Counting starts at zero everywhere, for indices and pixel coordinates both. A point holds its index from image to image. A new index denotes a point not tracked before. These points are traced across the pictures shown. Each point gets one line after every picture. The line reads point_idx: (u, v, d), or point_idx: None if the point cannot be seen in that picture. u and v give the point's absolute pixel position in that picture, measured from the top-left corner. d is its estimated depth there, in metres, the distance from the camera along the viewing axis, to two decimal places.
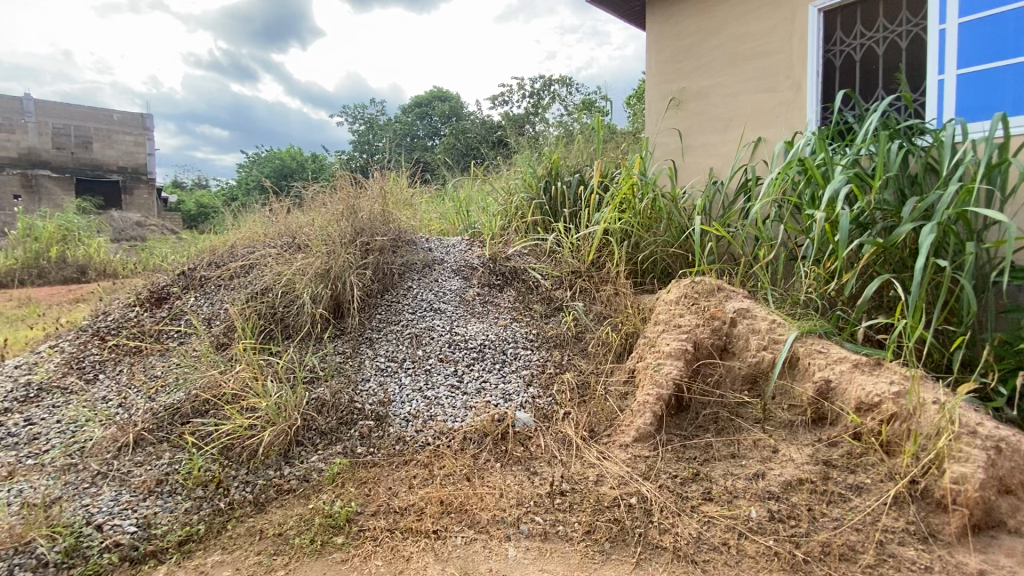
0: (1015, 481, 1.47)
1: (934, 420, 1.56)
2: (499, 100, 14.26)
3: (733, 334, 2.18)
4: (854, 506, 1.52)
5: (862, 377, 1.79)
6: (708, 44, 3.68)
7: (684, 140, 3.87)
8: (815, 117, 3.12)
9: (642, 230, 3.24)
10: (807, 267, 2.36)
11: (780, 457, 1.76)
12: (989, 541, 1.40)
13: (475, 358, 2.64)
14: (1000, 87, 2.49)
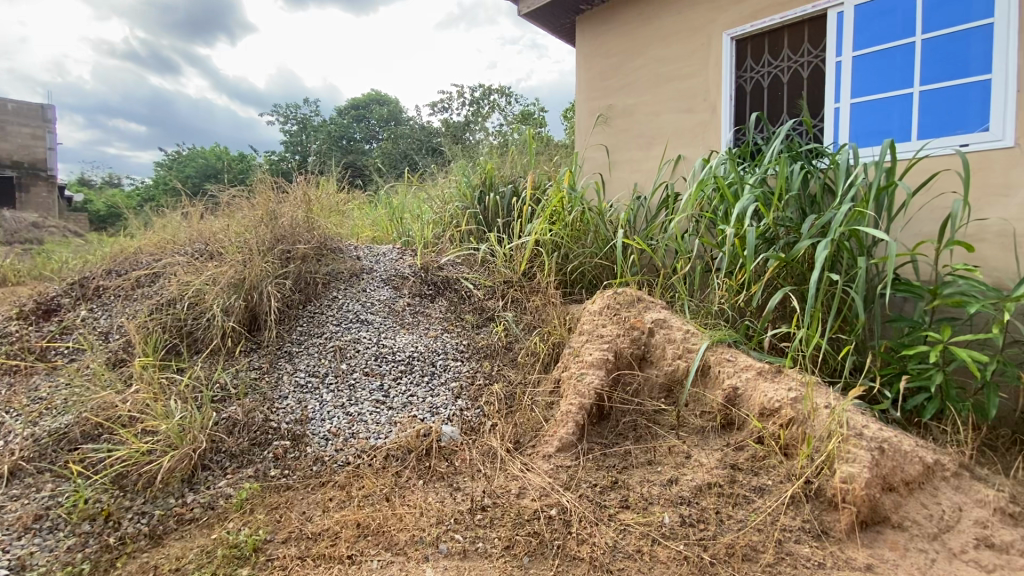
0: (898, 478, 1.59)
1: (825, 423, 1.68)
2: (439, 107, 14.17)
3: (651, 343, 2.27)
4: (757, 507, 1.61)
5: (764, 383, 1.91)
6: (634, 64, 3.84)
7: (612, 155, 4.01)
8: (729, 138, 3.33)
9: (571, 241, 3.31)
10: (720, 279, 2.51)
11: (692, 462, 1.84)
12: (874, 536, 1.52)
13: (403, 371, 2.57)
14: (886, 117, 2.76)
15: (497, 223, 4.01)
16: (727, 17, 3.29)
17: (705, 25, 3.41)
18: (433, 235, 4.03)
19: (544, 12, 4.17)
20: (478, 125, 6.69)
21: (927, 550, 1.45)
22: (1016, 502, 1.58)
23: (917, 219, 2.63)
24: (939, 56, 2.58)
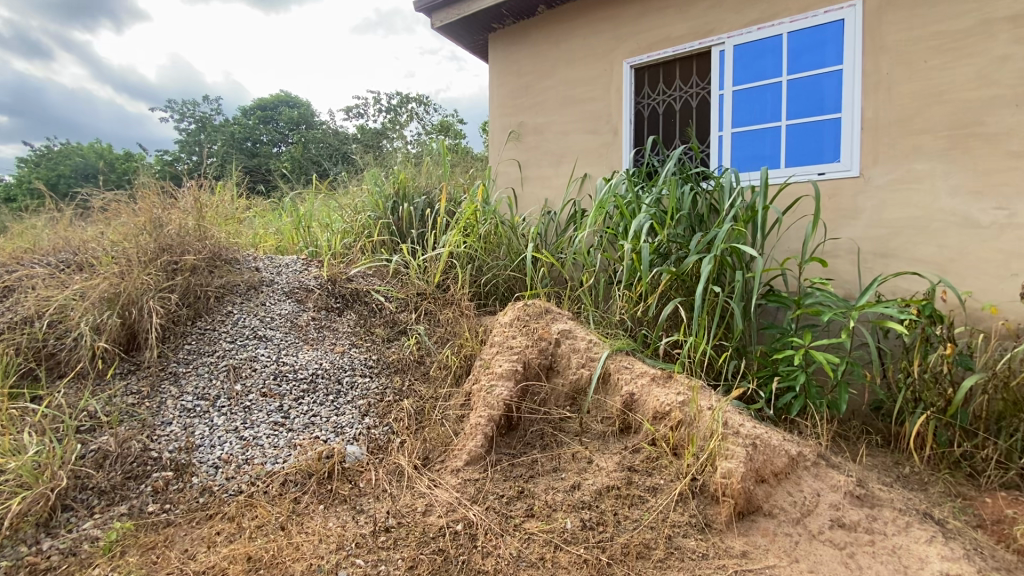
0: (769, 471, 1.77)
1: (708, 423, 1.84)
2: (353, 113, 13.72)
3: (558, 354, 2.35)
4: (650, 506, 1.72)
5: (657, 389, 2.05)
6: (543, 84, 3.99)
7: (524, 171, 4.13)
8: (630, 159, 3.57)
9: (483, 254, 3.35)
10: (621, 292, 2.68)
11: (593, 467, 1.92)
12: (750, 524, 1.68)
13: (305, 390, 2.44)
14: (761, 146, 3.10)
15: (410, 235, 3.96)
16: (627, 47, 3.53)
17: (607, 52, 3.63)
18: (342, 245, 3.88)
19: (458, 26, 4.18)
20: (394, 134, 6.58)
21: (792, 534, 1.63)
22: (861, 484, 1.82)
23: (786, 238, 2.98)
24: (801, 96, 2.95)
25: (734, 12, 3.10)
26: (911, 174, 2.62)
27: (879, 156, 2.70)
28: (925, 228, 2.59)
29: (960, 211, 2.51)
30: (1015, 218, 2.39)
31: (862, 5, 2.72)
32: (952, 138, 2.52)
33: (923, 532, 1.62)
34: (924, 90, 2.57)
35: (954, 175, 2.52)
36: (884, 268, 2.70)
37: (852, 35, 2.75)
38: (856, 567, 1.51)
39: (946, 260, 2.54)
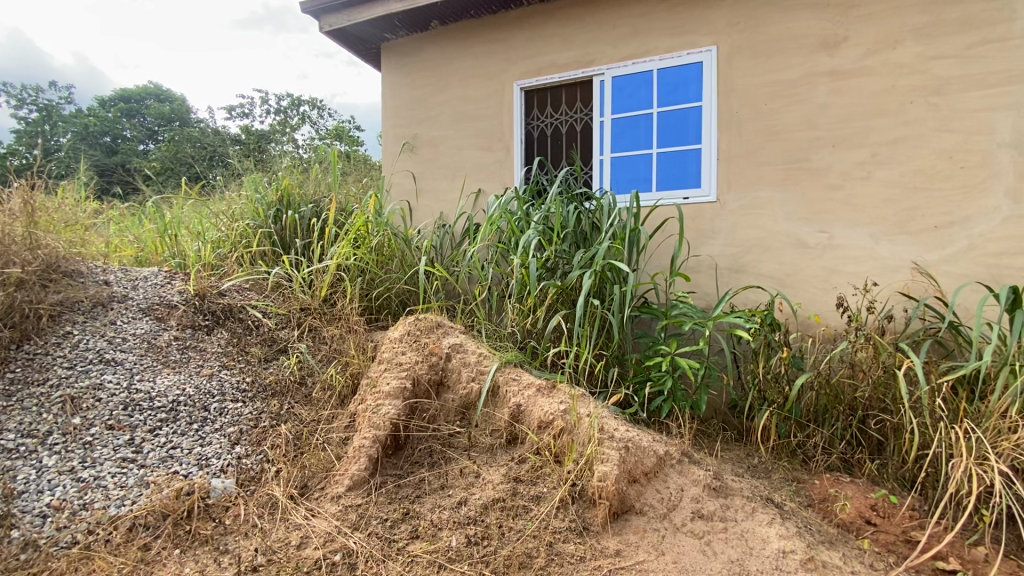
0: (640, 471, 1.91)
1: (586, 429, 1.95)
2: (236, 112, 12.60)
3: (448, 368, 2.34)
4: (533, 515, 1.77)
5: (542, 399, 2.12)
6: (436, 98, 4.01)
7: (418, 183, 4.09)
8: (520, 177, 3.70)
9: (375, 267, 3.24)
10: (512, 305, 2.76)
11: (480, 481, 1.93)
12: (624, 524, 1.79)
13: (163, 421, 2.17)
14: (636, 170, 3.37)
15: (295, 246, 3.72)
16: (517, 69, 3.67)
17: (499, 72, 3.74)
18: (215, 255, 3.53)
19: (349, 32, 4.04)
20: (280, 137, 6.15)
21: (659, 529, 1.77)
22: (718, 477, 2.03)
23: (658, 255, 3.26)
24: (669, 126, 3.26)
25: (612, 46, 3.37)
26: (757, 200, 3.01)
27: (732, 184, 3.07)
28: (768, 247, 2.99)
29: (794, 233, 2.93)
30: (834, 240, 2.85)
31: (716, 51, 3.10)
32: (787, 171, 2.95)
33: (765, 515, 1.85)
34: (766, 129, 2.99)
35: (789, 203, 2.94)
36: (738, 282, 3.06)
37: (709, 76, 3.12)
38: (711, 553, 1.69)
39: (784, 276, 2.95)
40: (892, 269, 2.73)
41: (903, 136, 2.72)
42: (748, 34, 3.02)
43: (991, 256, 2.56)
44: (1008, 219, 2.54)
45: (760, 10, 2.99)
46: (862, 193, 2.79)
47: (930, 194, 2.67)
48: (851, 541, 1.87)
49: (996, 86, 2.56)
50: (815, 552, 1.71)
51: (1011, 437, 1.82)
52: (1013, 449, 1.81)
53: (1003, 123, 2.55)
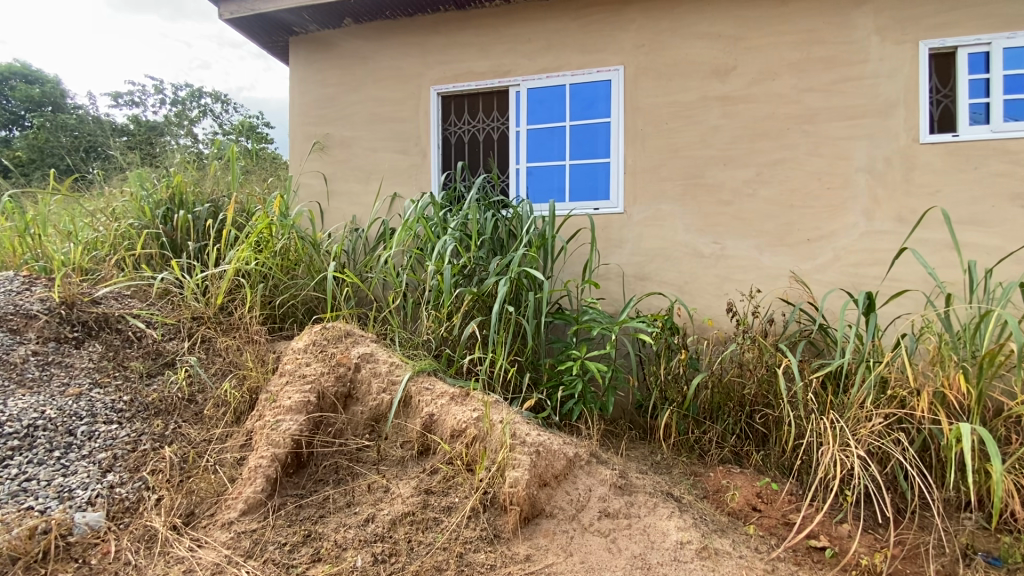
0: (550, 474, 1.94)
1: (499, 436, 1.94)
2: (123, 100, 11.27)
3: (357, 379, 2.24)
4: (444, 526, 1.76)
5: (455, 407, 2.09)
6: (349, 98, 3.86)
7: (328, 184, 3.90)
8: (436, 182, 3.66)
9: (279, 273, 3.04)
10: (428, 312, 2.72)
11: (389, 496, 1.88)
12: (534, 528, 1.82)
13: (15, 450, 1.87)
14: (549, 180, 3.46)
15: (187, 250, 3.39)
16: (434, 74, 3.64)
17: (415, 76, 3.69)
18: (90, 259, 3.14)
19: (252, 22, 3.78)
20: (172, 129, 5.58)
21: (568, 530, 1.82)
22: (623, 476, 2.12)
23: (571, 263, 3.36)
24: (582, 139, 3.40)
25: (527, 59, 3.44)
26: (660, 213, 3.21)
27: (638, 197, 3.25)
28: (670, 256, 3.19)
29: (692, 244, 3.16)
30: (726, 251, 3.11)
31: (623, 71, 3.27)
32: (686, 186, 3.17)
33: (666, 509, 1.95)
34: (667, 146, 3.20)
35: (688, 216, 3.17)
36: (643, 289, 3.24)
37: (616, 94, 3.29)
38: (616, 550, 1.76)
39: (683, 283, 3.17)
40: (774, 278, 3.03)
41: (783, 158, 3.04)
42: (652, 56, 3.22)
43: (852, 266, 2.94)
44: (864, 234, 2.93)
45: (662, 35, 3.20)
46: (749, 208, 3.08)
47: (804, 211, 3.00)
48: (740, 527, 2.03)
49: (854, 118, 2.94)
50: (709, 541, 1.85)
51: (868, 424, 2.08)
52: (868, 435, 2.07)
53: (860, 151, 2.93)
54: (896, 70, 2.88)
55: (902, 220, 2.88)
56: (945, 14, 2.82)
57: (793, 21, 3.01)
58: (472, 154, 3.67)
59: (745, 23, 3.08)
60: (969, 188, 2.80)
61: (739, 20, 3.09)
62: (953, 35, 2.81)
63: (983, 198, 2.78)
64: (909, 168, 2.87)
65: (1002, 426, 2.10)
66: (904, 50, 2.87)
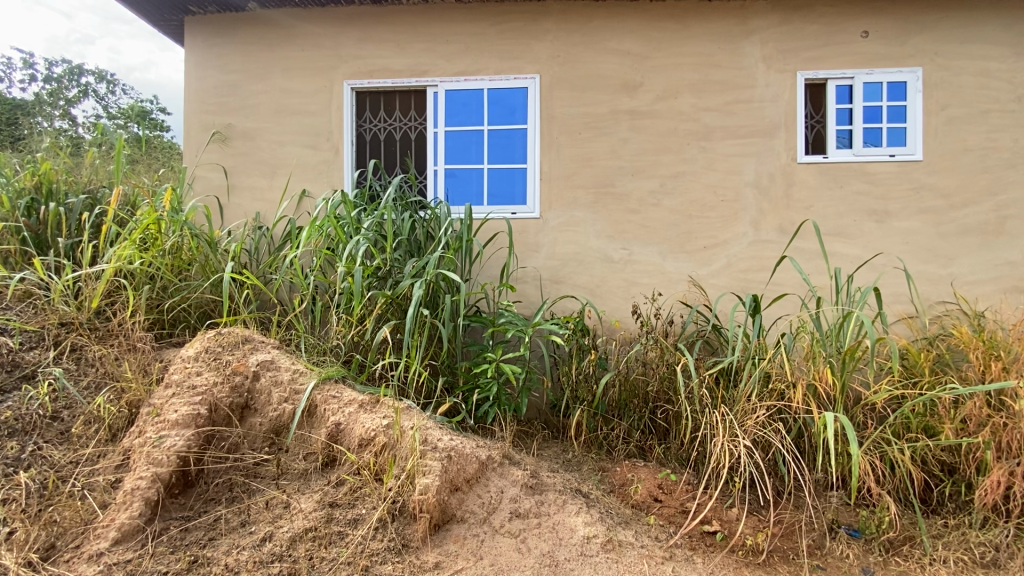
0: (461, 479, 1.93)
1: (408, 443, 1.90)
2: None
3: (256, 389, 2.09)
4: (349, 540, 1.72)
5: (364, 415, 2.01)
6: (253, 87, 3.61)
7: (229, 179, 3.62)
8: (349, 181, 3.52)
9: (169, 273, 2.76)
10: (339, 316, 2.60)
11: (290, 512, 1.80)
12: (444, 534, 1.82)
13: None
14: (467, 184, 3.46)
15: (56, 246, 2.95)
16: (347, 68, 3.51)
17: (326, 69, 3.53)
18: None
19: None
20: (41, 108, 4.91)
21: (479, 534, 1.84)
22: (534, 476, 2.15)
23: (489, 266, 3.36)
24: (500, 144, 3.43)
25: (445, 60, 3.42)
26: (573, 219, 3.32)
27: (553, 203, 3.34)
28: (582, 261, 3.31)
29: (603, 249, 3.30)
30: (633, 256, 3.28)
31: (539, 80, 3.35)
32: (597, 194, 3.31)
33: (574, 506, 2.02)
34: (580, 155, 3.32)
35: (599, 222, 3.31)
36: (557, 291, 3.33)
37: (533, 102, 3.36)
38: (525, 550, 1.82)
39: (594, 286, 3.30)
40: (675, 282, 3.25)
41: (684, 171, 3.26)
42: (566, 68, 3.33)
43: (741, 272, 3.22)
44: (752, 243, 3.22)
45: (576, 48, 3.32)
46: (653, 217, 3.27)
47: (702, 221, 3.25)
48: (642, 518, 2.15)
49: (744, 137, 3.23)
50: (613, 533, 1.95)
51: (753, 416, 2.29)
52: (754, 425, 2.27)
53: (749, 168, 3.22)
54: (779, 96, 3.21)
55: (783, 231, 3.20)
56: (817, 49, 3.18)
57: (693, 45, 3.25)
58: (387, 153, 3.58)
59: (651, 42, 3.28)
60: (836, 204, 3.18)
61: (646, 39, 3.28)
62: (824, 68, 3.18)
63: (847, 213, 3.17)
64: (789, 184, 3.20)
65: (860, 413, 2.39)
66: (785, 78, 3.20)
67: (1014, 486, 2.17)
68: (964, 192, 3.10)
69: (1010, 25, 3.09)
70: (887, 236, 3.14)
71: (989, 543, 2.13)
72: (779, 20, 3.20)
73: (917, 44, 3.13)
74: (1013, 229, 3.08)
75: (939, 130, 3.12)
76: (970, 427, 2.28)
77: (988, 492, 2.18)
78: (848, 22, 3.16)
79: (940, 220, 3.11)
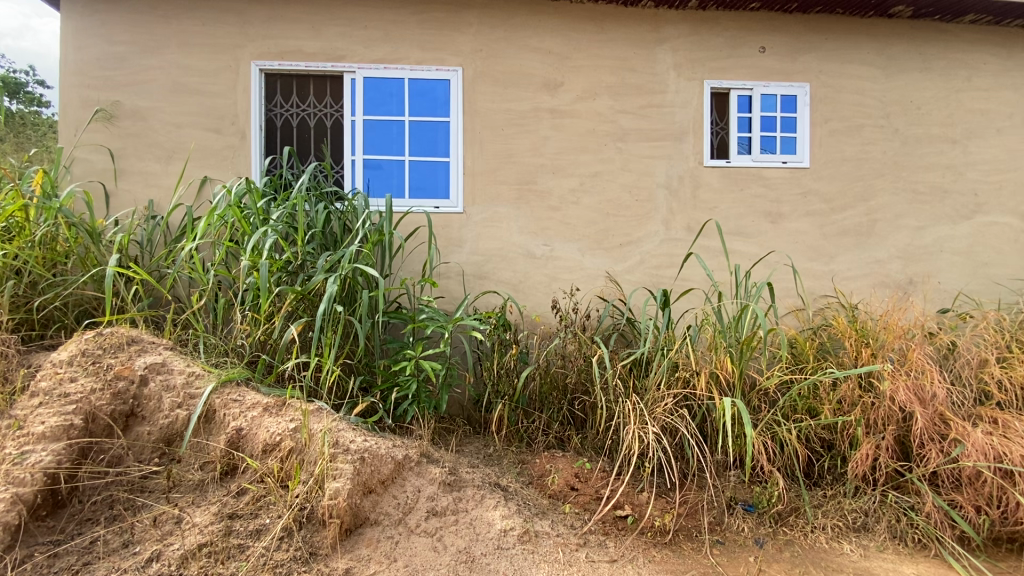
0: (375, 481, 1.88)
1: (317, 447, 1.83)
2: None
3: (143, 395, 1.92)
4: (249, 552, 1.65)
5: (268, 419, 1.90)
6: (144, 62, 3.26)
7: (115, 162, 3.25)
8: (257, 169, 3.29)
9: (39, 267, 2.44)
10: (244, 314, 2.43)
11: (182, 528, 1.69)
12: (356, 538, 1.78)
13: None
14: (387, 175, 3.35)
15: None
16: (255, 47, 3.27)
17: (231, 47, 3.27)
18: None
19: None
20: None
21: (393, 535, 1.81)
22: (453, 472, 2.12)
23: (410, 260, 3.29)
24: (421, 136, 3.35)
25: (363, 46, 3.28)
26: (496, 215, 3.33)
27: (475, 198, 3.32)
28: (505, 256, 3.33)
29: (525, 245, 3.34)
30: (554, 252, 3.35)
31: (461, 73, 3.32)
32: (519, 190, 3.34)
33: (492, 499, 2.03)
34: (503, 151, 3.33)
35: (521, 218, 3.34)
36: (480, 287, 3.33)
37: (455, 95, 3.32)
38: (441, 548, 1.81)
39: (517, 282, 3.33)
40: (592, 277, 3.37)
41: (601, 170, 3.38)
42: (489, 62, 3.32)
43: (654, 267, 3.40)
44: (663, 241, 3.40)
45: (498, 43, 3.32)
46: (573, 213, 3.36)
47: (618, 219, 3.38)
48: (558, 508, 2.22)
49: (657, 140, 3.40)
50: (530, 524, 1.99)
51: (662, 403, 2.43)
52: (662, 413, 2.41)
53: (661, 169, 3.40)
54: (688, 103, 3.40)
55: (690, 229, 3.41)
56: (722, 60, 3.41)
57: (611, 48, 3.36)
58: (300, 140, 3.36)
59: (571, 42, 3.34)
60: (737, 206, 3.43)
61: (566, 39, 3.34)
62: (727, 79, 3.42)
63: (746, 214, 3.43)
64: (697, 186, 3.41)
65: (755, 397, 2.60)
66: (694, 86, 3.40)
67: (879, 457, 2.46)
68: (843, 197, 3.47)
69: (881, 50, 3.48)
70: (780, 236, 3.44)
71: (859, 509, 2.41)
72: (688, 30, 3.39)
73: (806, 62, 3.44)
74: (881, 231, 3.49)
75: (823, 141, 3.46)
76: (845, 406, 2.55)
77: (859, 463, 2.45)
78: (748, 37, 3.41)
79: (823, 222, 3.46)
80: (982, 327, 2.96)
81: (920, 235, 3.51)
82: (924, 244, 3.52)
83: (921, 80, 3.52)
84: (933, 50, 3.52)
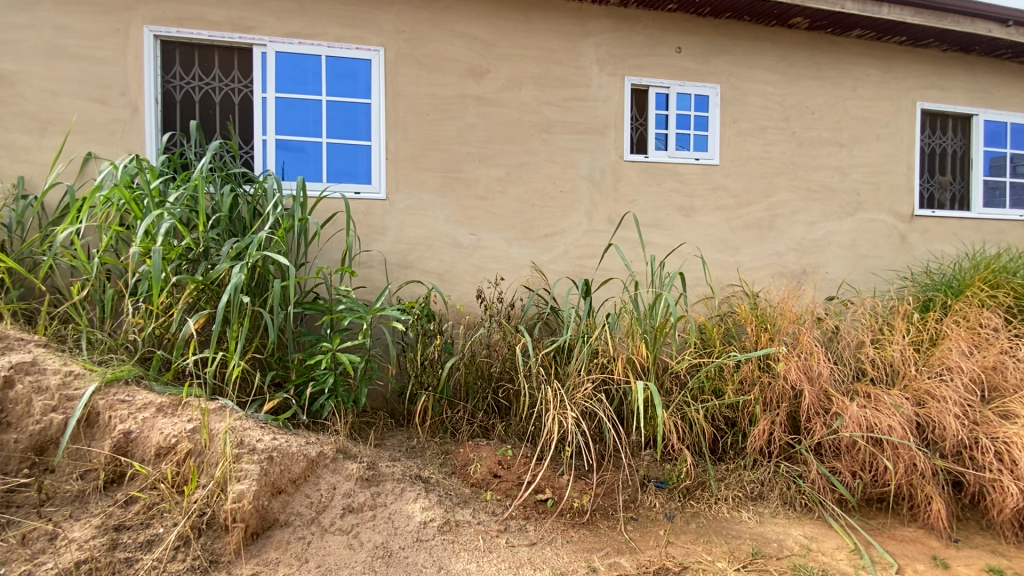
0: (285, 481, 1.80)
1: (217, 449, 1.72)
2: None
3: (9, 399, 1.72)
4: (140, 565, 1.53)
5: (161, 421, 1.77)
6: (11, 18, 2.84)
7: None
8: (152, 147, 2.98)
9: None
10: (136, 306, 2.21)
11: (56, 545, 1.53)
12: (263, 542, 1.69)
13: None
14: (303, 158, 3.15)
15: None
16: (148, 10, 2.95)
17: (119, 8, 2.92)
18: None
19: None
20: None
21: (305, 536, 1.74)
22: (371, 467, 2.06)
23: (328, 248, 3.14)
24: (340, 117, 3.19)
25: (275, 18, 3.06)
26: (420, 203, 3.25)
27: (399, 184, 3.22)
28: (430, 245, 3.27)
29: (450, 234, 3.30)
30: (479, 242, 3.33)
31: (383, 53, 3.19)
32: (444, 178, 3.29)
33: (412, 492, 2.00)
34: (427, 137, 3.26)
35: (446, 207, 3.29)
36: (404, 276, 3.25)
37: (376, 77, 3.19)
38: (357, 545, 1.76)
39: (442, 271, 3.29)
40: (518, 267, 3.40)
41: (527, 161, 3.40)
42: (413, 44, 3.22)
43: (576, 258, 3.49)
44: (586, 232, 3.50)
45: (422, 25, 3.22)
46: (499, 203, 3.36)
47: (543, 209, 3.43)
48: (480, 496, 2.24)
49: (580, 133, 3.47)
50: (450, 514, 1.99)
51: (582, 389, 2.51)
52: (582, 398, 2.49)
53: (584, 161, 3.48)
54: (610, 97, 3.50)
55: (611, 221, 3.53)
56: (642, 58, 3.53)
57: (536, 38, 3.37)
58: (203, 116, 3.07)
59: (497, 29, 3.31)
60: (655, 199, 3.59)
61: (492, 26, 3.31)
62: (647, 76, 3.55)
63: (662, 207, 3.60)
64: (618, 179, 3.53)
65: (667, 380, 2.76)
66: (616, 82, 3.50)
67: (774, 431, 2.69)
68: (748, 194, 3.74)
69: (782, 57, 3.76)
70: (692, 229, 3.65)
71: (756, 480, 2.64)
72: (611, 25, 3.47)
73: (718, 64, 3.65)
74: (780, 225, 3.80)
75: (731, 140, 3.70)
76: (745, 386, 2.77)
77: (757, 438, 2.67)
78: (666, 37, 3.56)
79: (730, 216, 3.71)
80: (861, 312, 3.30)
81: (812, 230, 3.87)
82: (815, 238, 3.87)
83: (815, 87, 3.84)
84: (826, 60, 3.86)
